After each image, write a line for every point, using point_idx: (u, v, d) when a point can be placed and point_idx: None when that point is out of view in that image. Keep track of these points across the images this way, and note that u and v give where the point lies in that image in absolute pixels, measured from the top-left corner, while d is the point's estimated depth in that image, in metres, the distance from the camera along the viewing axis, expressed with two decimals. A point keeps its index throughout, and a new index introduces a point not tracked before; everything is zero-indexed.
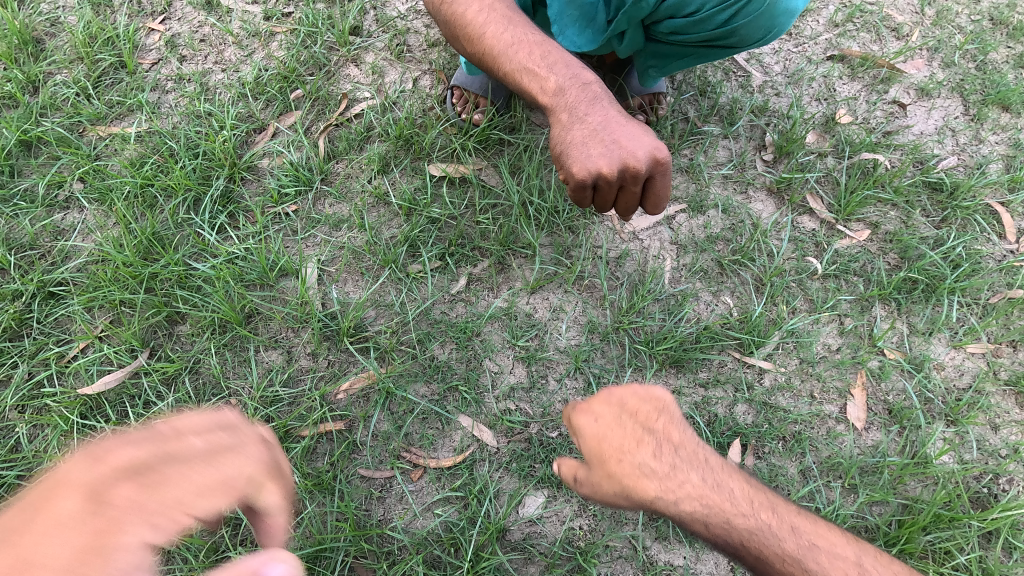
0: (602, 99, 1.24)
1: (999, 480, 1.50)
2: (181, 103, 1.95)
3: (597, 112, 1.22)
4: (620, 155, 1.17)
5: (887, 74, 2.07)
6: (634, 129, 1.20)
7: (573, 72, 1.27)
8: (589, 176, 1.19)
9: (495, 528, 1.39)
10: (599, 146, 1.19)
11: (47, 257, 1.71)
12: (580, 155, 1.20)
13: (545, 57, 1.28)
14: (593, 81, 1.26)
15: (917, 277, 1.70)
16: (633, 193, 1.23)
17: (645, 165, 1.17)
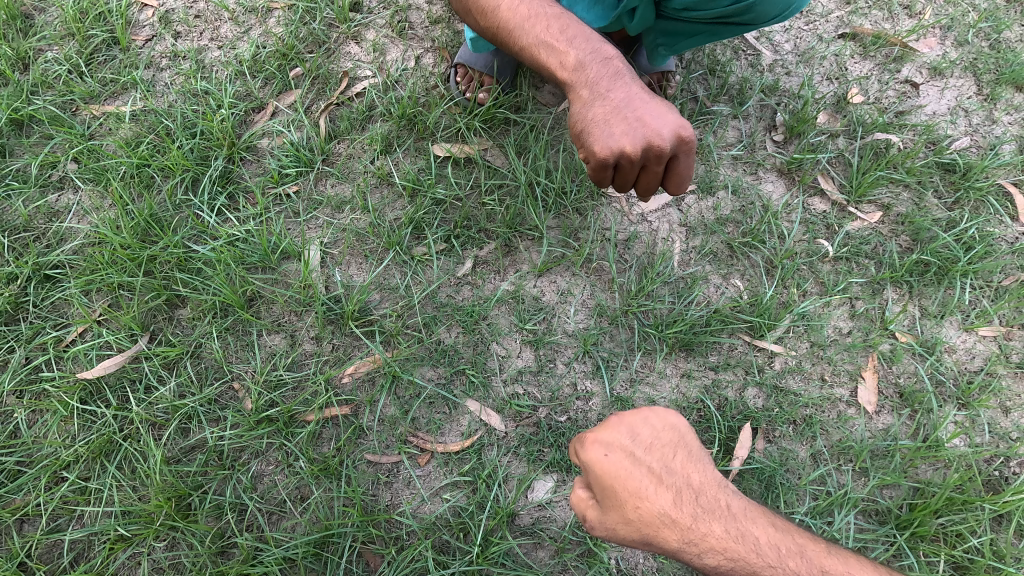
0: (624, 74, 1.20)
1: (1010, 463, 1.49)
2: (178, 81, 1.89)
3: (619, 88, 1.18)
4: (644, 133, 1.13)
5: (900, 53, 2.02)
6: (657, 106, 1.16)
7: (593, 46, 1.22)
8: (611, 155, 1.15)
9: (504, 513, 1.37)
10: (622, 124, 1.15)
11: (42, 239, 1.66)
12: (602, 133, 1.16)
13: (564, 30, 1.24)
14: (615, 56, 1.22)
15: (930, 260, 1.67)
16: (656, 174, 1.19)
17: (670, 145, 1.13)
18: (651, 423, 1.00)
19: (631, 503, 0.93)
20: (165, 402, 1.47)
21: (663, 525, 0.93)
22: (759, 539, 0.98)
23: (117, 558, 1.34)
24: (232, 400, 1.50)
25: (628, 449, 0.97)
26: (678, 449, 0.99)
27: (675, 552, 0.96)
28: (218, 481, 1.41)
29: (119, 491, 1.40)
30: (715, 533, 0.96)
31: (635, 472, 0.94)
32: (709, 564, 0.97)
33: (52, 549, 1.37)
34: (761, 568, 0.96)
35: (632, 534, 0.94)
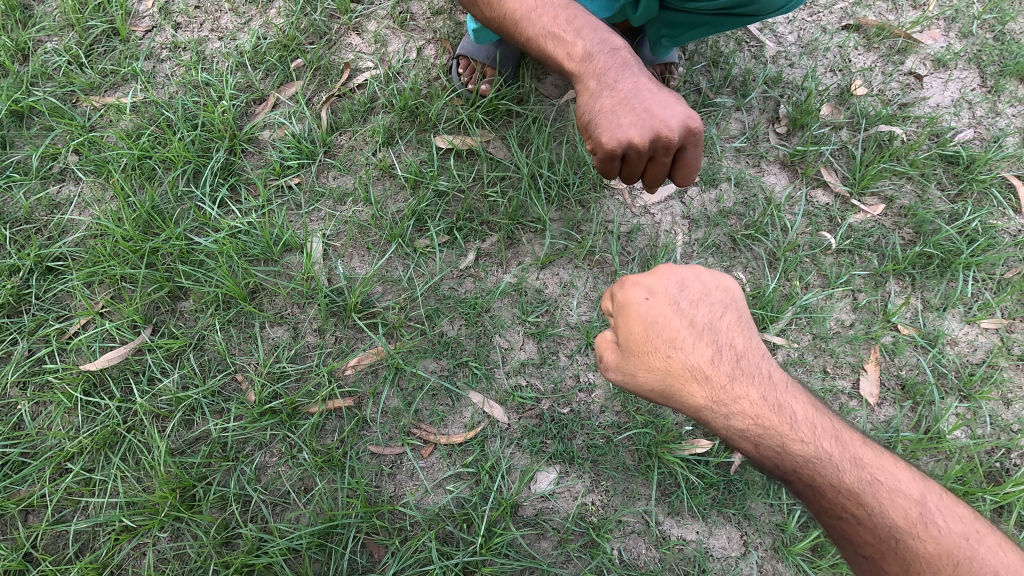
0: (631, 66, 1.19)
1: (1011, 455, 1.50)
2: (178, 72, 1.88)
3: (627, 79, 1.18)
4: (651, 124, 1.13)
5: (904, 45, 2.01)
6: (665, 97, 1.15)
7: (600, 37, 1.22)
8: (619, 146, 1.15)
9: (508, 504, 1.38)
10: (629, 115, 1.14)
11: (44, 231, 1.66)
12: (609, 124, 1.15)
13: (571, 21, 1.24)
14: (622, 46, 1.22)
15: (933, 252, 1.67)
16: (663, 165, 1.19)
17: (678, 136, 1.13)
18: (703, 280, 0.97)
19: (663, 349, 0.94)
20: (168, 393, 1.47)
21: (692, 377, 0.93)
22: (793, 413, 0.95)
23: (122, 548, 1.35)
24: (235, 392, 1.50)
25: (671, 297, 0.96)
26: (727, 311, 0.97)
27: (699, 410, 0.94)
28: (223, 472, 1.42)
29: (124, 482, 1.41)
30: (750, 398, 0.94)
31: (674, 321, 0.95)
32: (734, 428, 0.94)
33: (57, 540, 1.37)
34: (788, 439, 0.93)
35: (657, 383, 0.94)
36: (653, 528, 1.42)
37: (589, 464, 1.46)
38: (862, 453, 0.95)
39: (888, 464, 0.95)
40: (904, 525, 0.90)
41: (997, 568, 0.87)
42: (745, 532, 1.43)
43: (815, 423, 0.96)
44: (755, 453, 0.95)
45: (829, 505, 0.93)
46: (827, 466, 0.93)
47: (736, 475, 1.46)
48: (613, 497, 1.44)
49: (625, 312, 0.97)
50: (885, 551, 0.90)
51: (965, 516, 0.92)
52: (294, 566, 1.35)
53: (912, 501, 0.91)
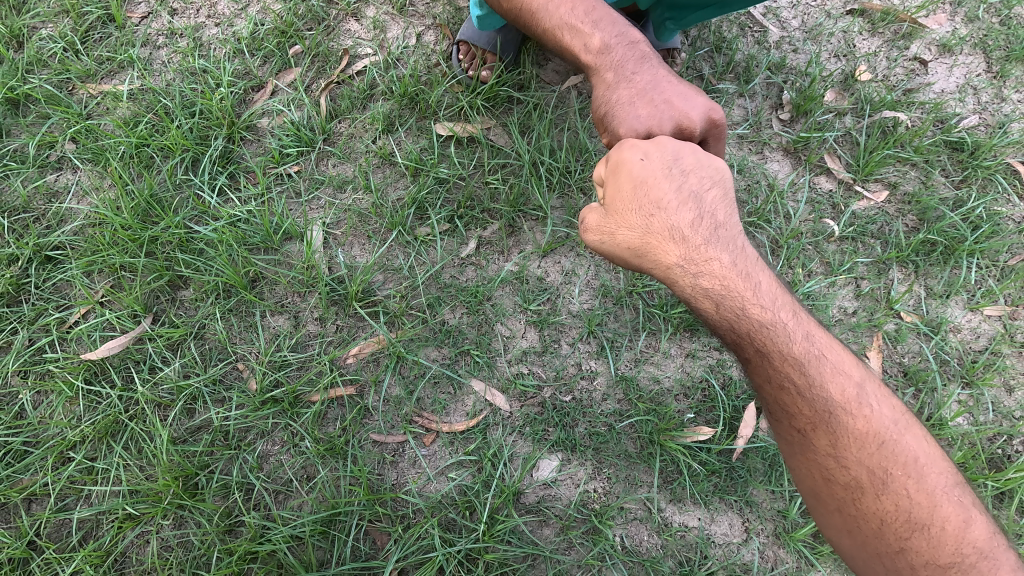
0: (650, 59, 1.21)
1: (1013, 442, 1.50)
2: (174, 59, 1.86)
3: (645, 71, 1.19)
4: (671, 115, 1.12)
5: (909, 29, 1.98)
6: (686, 91, 1.15)
7: (619, 30, 1.25)
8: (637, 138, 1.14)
9: (510, 491, 1.38)
10: (647, 106, 1.15)
11: (42, 220, 1.65)
12: (628, 115, 1.15)
13: (589, 13, 1.26)
14: (640, 40, 1.24)
15: (936, 239, 1.66)
16: None
17: (700, 127, 1.12)
18: (697, 155, 1.05)
19: (647, 209, 1.02)
20: (169, 382, 1.47)
21: (670, 236, 1.00)
22: (758, 282, 1.02)
23: (125, 536, 1.35)
24: (237, 380, 1.50)
25: (664, 164, 1.03)
26: (713, 186, 1.03)
27: (668, 268, 1.02)
28: (225, 461, 1.42)
29: (126, 471, 1.41)
30: (720, 261, 1.00)
31: (664, 184, 1.01)
32: (699, 286, 1.01)
33: (60, 528, 1.37)
34: (748, 304, 1.00)
35: (635, 240, 1.02)
36: (655, 515, 1.42)
37: (591, 452, 1.46)
38: (814, 332, 1.02)
39: (836, 348, 1.02)
40: (839, 402, 0.97)
41: (917, 453, 0.96)
42: (747, 518, 1.43)
43: (776, 295, 1.02)
44: (715, 315, 1.02)
45: (773, 373, 1.00)
46: (780, 332, 1.00)
47: (738, 462, 1.47)
48: (616, 485, 1.44)
49: (620, 170, 1.06)
50: (817, 423, 0.98)
51: (897, 407, 1.00)
52: (297, 554, 1.36)
53: (851, 382, 0.99)
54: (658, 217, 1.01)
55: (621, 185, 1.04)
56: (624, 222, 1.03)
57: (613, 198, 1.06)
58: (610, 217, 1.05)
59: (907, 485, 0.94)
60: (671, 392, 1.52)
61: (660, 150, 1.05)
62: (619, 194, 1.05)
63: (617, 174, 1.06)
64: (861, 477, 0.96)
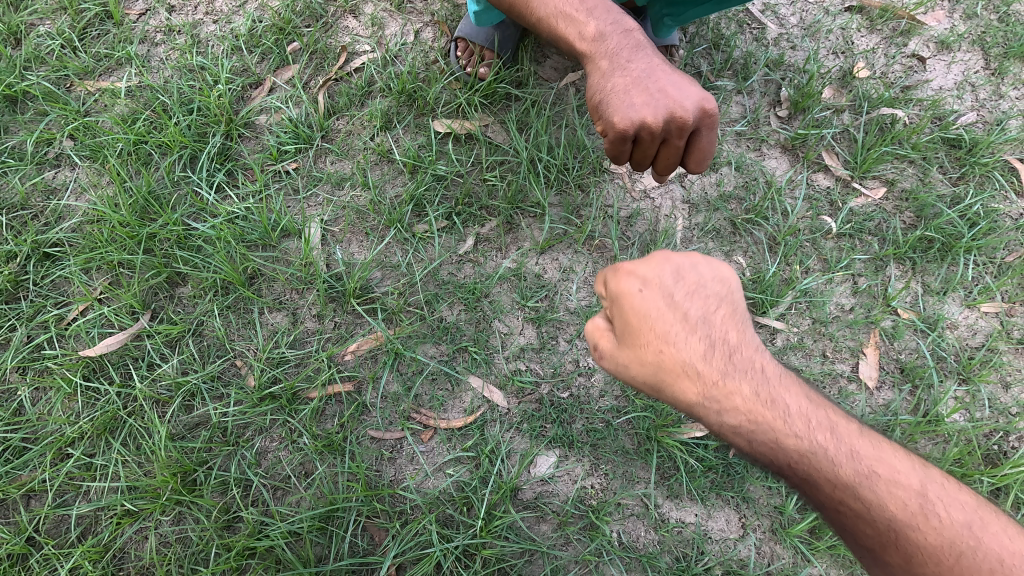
0: (644, 47, 1.21)
1: (1010, 438, 1.51)
2: (172, 56, 1.86)
3: (640, 59, 1.19)
4: (666, 104, 1.13)
5: (907, 26, 1.98)
6: (680, 80, 1.16)
7: (613, 18, 1.25)
8: (631, 126, 1.14)
9: (507, 487, 1.39)
10: (642, 94, 1.15)
11: (40, 217, 1.65)
12: (622, 103, 1.15)
13: (584, 1, 1.26)
14: (635, 28, 1.24)
15: (934, 236, 1.66)
16: (677, 148, 1.18)
17: (693, 117, 1.13)
18: (699, 270, 0.89)
19: (655, 347, 0.86)
20: (168, 379, 1.47)
21: (685, 375, 0.86)
22: (787, 408, 0.90)
23: (124, 532, 1.36)
24: (235, 377, 1.50)
25: (665, 289, 0.87)
26: (723, 305, 0.89)
27: (690, 406, 0.88)
28: (223, 457, 1.42)
29: (125, 467, 1.41)
30: (744, 393, 0.88)
31: (668, 315, 0.86)
32: (727, 423, 0.88)
33: (59, 524, 1.38)
34: (783, 436, 0.88)
35: (648, 378, 0.87)
36: (652, 511, 1.42)
37: (588, 448, 1.46)
38: (858, 447, 0.89)
39: (885, 455, 0.89)
40: (904, 518, 0.85)
41: (1002, 553, 0.82)
42: (744, 514, 1.44)
43: (809, 415, 0.90)
44: (750, 449, 0.90)
45: (826, 500, 0.89)
46: (822, 459, 0.88)
47: (735, 458, 1.47)
48: (613, 481, 1.44)
49: (617, 302, 0.89)
50: (886, 544, 0.86)
51: (968, 504, 0.87)
52: (295, 549, 1.36)
53: (911, 492, 0.86)
54: (672, 358, 0.86)
55: (625, 321, 0.89)
56: (635, 370, 0.88)
57: (618, 336, 0.90)
58: (618, 362, 0.90)
59: None
60: None
61: (659, 274, 0.88)
62: (623, 331, 0.89)
63: (616, 306, 0.89)
64: None
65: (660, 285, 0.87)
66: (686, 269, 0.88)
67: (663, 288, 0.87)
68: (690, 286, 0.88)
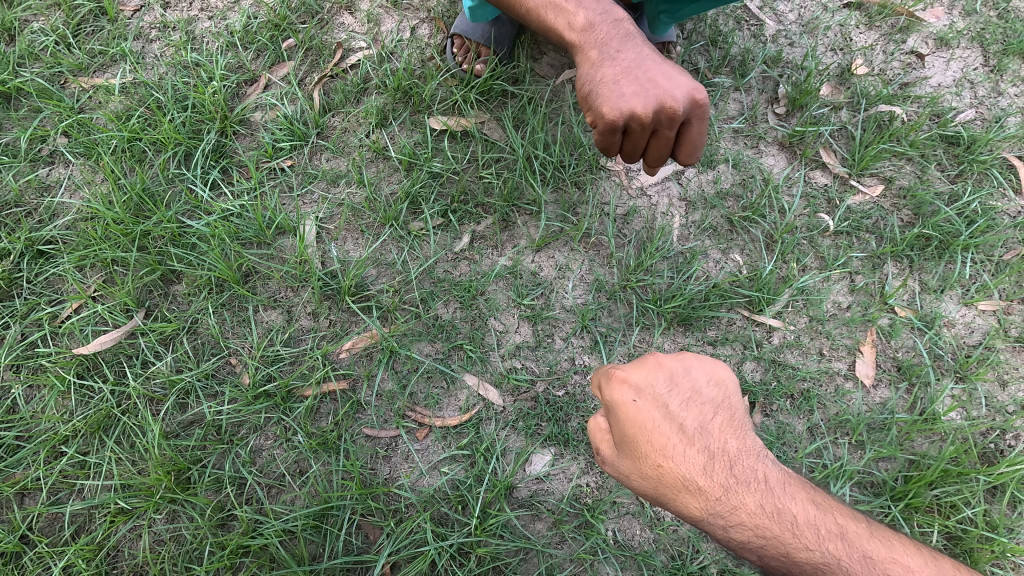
0: (634, 36, 1.20)
1: (1006, 436, 1.50)
2: (167, 52, 1.85)
3: (630, 48, 1.18)
4: (655, 94, 1.12)
5: (907, 23, 1.97)
6: (670, 70, 1.15)
7: (602, 7, 1.24)
8: (621, 117, 1.14)
9: (502, 486, 1.38)
10: (632, 84, 1.14)
11: (34, 214, 1.64)
12: (611, 93, 1.15)
13: None
14: (625, 17, 1.23)
15: (931, 234, 1.66)
16: (667, 139, 1.17)
17: (682, 108, 1.12)
18: (692, 375, 0.97)
19: (653, 458, 0.93)
20: (162, 377, 1.47)
21: (685, 489, 0.92)
22: (794, 518, 0.93)
23: (118, 530, 1.36)
24: (230, 375, 1.50)
25: (659, 398, 0.94)
26: (718, 413, 0.96)
27: (695, 518, 0.94)
28: (217, 455, 1.42)
29: (119, 465, 1.41)
30: (748, 506, 0.92)
31: (664, 428, 0.93)
32: (733, 537, 0.93)
33: (53, 522, 1.38)
34: (792, 547, 0.91)
35: (650, 489, 0.94)
36: (648, 510, 1.42)
37: (584, 446, 1.46)
38: (871, 550, 0.91)
39: (899, 554, 0.91)
40: None
41: None
42: None
43: (817, 524, 0.93)
44: (764, 562, 0.94)
45: None
46: (836, 571, 0.89)
47: None
48: (609, 479, 1.44)
49: (613, 412, 0.97)
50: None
51: None
52: (289, 548, 1.36)
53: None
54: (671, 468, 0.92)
55: (624, 433, 0.95)
56: (639, 480, 0.95)
57: (620, 447, 0.97)
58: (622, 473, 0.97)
59: None
60: None
61: (652, 383, 0.95)
62: (623, 443, 0.96)
63: (614, 417, 0.97)
64: None
65: (655, 393, 0.95)
66: (679, 376, 0.96)
67: (658, 399, 0.94)
68: (685, 391, 0.96)
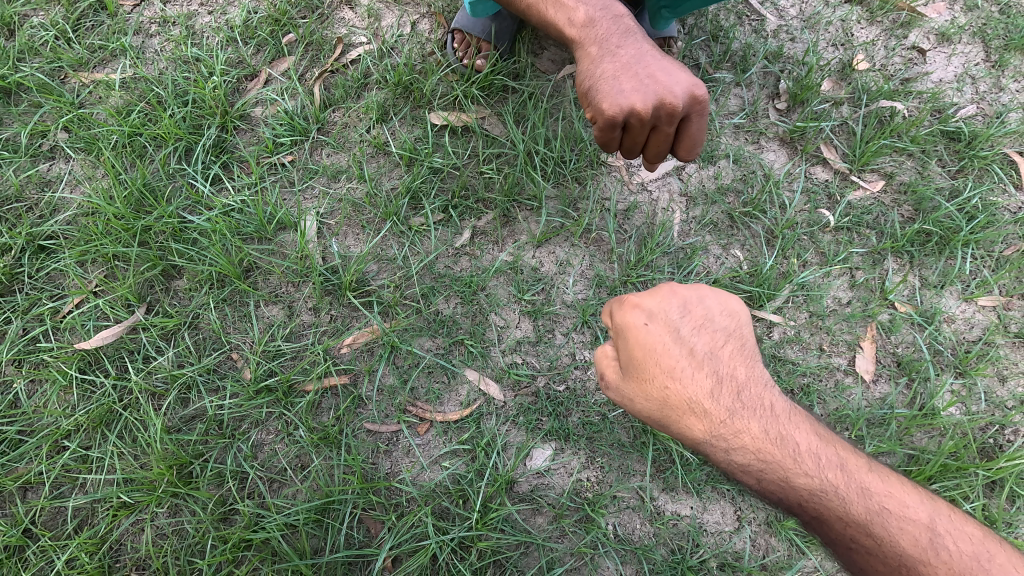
0: (634, 33, 1.20)
1: (1005, 431, 1.51)
2: (167, 47, 1.85)
3: (629, 44, 1.18)
4: (655, 90, 1.11)
5: (908, 18, 1.97)
6: (670, 66, 1.14)
7: (602, 4, 1.25)
8: (620, 113, 1.13)
9: (503, 480, 1.39)
10: (632, 80, 1.13)
11: (35, 210, 1.64)
12: (611, 89, 1.14)
13: None
14: (625, 14, 1.23)
15: (932, 230, 1.66)
16: (667, 135, 1.17)
17: (682, 103, 1.11)
18: (705, 303, 0.98)
19: (661, 380, 0.95)
20: (164, 371, 1.47)
21: (690, 410, 0.95)
22: (796, 445, 0.96)
23: (120, 524, 1.36)
24: (231, 370, 1.50)
25: (670, 322, 0.96)
26: (728, 340, 0.98)
27: (697, 441, 0.97)
28: (219, 450, 1.43)
29: (121, 459, 1.41)
30: (752, 431, 0.95)
31: (673, 350, 0.95)
32: (734, 460, 0.96)
33: (56, 516, 1.38)
34: (791, 473, 0.95)
35: (653, 410, 0.96)
36: (648, 504, 1.43)
37: (584, 441, 1.46)
38: (868, 482, 0.94)
39: (896, 489, 0.94)
40: (914, 554, 0.89)
41: None
42: (740, 507, 1.44)
43: (819, 453, 0.96)
44: (760, 487, 0.98)
45: (838, 537, 0.94)
46: (832, 498, 0.93)
47: None
48: (609, 473, 1.45)
49: (624, 333, 0.98)
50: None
51: (984, 541, 0.90)
52: (291, 542, 1.37)
53: (921, 527, 0.90)
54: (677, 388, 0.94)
55: (631, 355, 0.97)
56: (642, 402, 0.97)
57: (628, 366, 0.98)
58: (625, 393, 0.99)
59: None
60: None
61: (665, 307, 0.97)
62: (629, 364, 0.98)
63: (622, 338, 0.98)
64: None
65: (665, 317, 0.96)
66: (692, 303, 0.98)
67: (667, 323, 0.96)
68: (696, 318, 0.97)
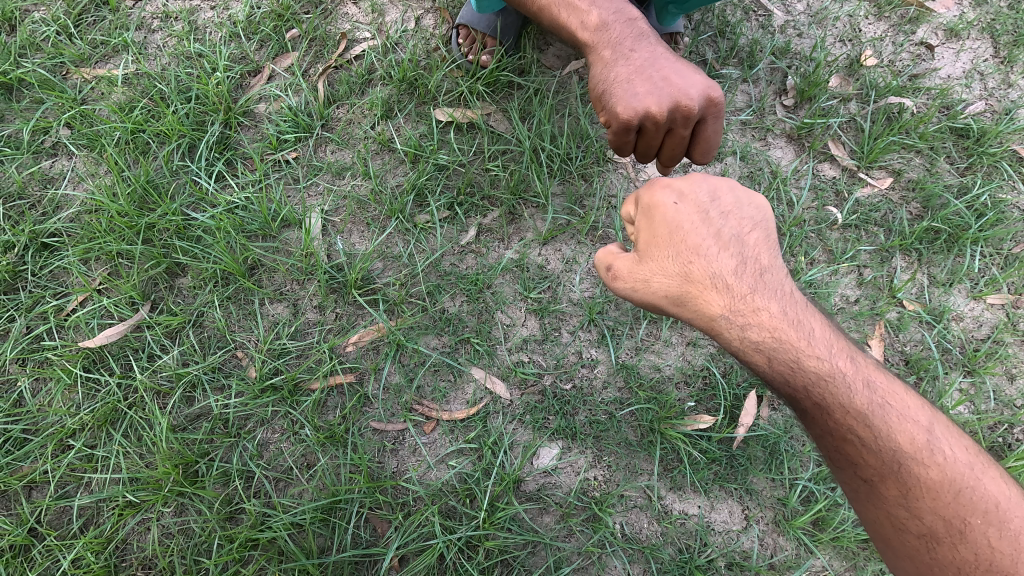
0: (647, 36, 1.19)
1: (1014, 430, 1.50)
2: (169, 43, 1.83)
3: (643, 48, 1.17)
4: (670, 93, 1.10)
5: (916, 13, 1.95)
6: (684, 68, 1.13)
7: (615, 7, 1.23)
8: (635, 117, 1.12)
9: (510, 479, 1.38)
10: (646, 83, 1.12)
11: (38, 207, 1.63)
12: (625, 93, 1.13)
13: None
14: (638, 17, 1.22)
15: (941, 227, 1.65)
16: (682, 138, 1.16)
17: (698, 105, 1.10)
18: (735, 193, 0.98)
19: (683, 255, 0.95)
20: (168, 370, 1.46)
21: (711, 284, 0.94)
22: (812, 331, 0.96)
23: (126, 523, 1.36)
24: (236, 368, 1.49)
25: (700, 204, 0.97)
26: (755, 228, 0.97)
27: (712, 319, 0.95)
28: (225, 449, 1.42)
29: (126, 458, 1.41)
30: (771, 311, 0.94)
31: (700, 229, 0.96)
32: (748, 338, 0.94)
33: (61, 516, 1.37)
34: (803, 355, 0.94)
35: (673, 287, 0.95)
36: (655, 503, 1.42)
37: (591, 439, 1.46)
38: (875, 377, 0.95)
39: (901, 392, 0.95)
40: (908, 449, 0.91)
41: (999, 499, 0.89)
42: (747, 506, 1.43)
43: (835, 344, 0.96)
44: (768, 370, 0.96)
45: (836, 427, 0.94)
46: (840, 384, 0.93)
47: (739, 451, 1.46)
48: (616, 472, 1.44)
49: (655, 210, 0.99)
50: (887, 475, 0.92)
51: (972, 451, 0.94)
52: (297, 541, 1.36)
53: (920, 428, 0.92)
54: (698, 263, 0.94)
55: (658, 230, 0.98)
56: (660, 280, 0.96)
57: (652, 241, 0.98)
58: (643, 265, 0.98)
59: (989, 534, 0.87)
60: (672, 380, 1.51)
61: (696, 190, 0.98)
62: (654, 239, 0.98)
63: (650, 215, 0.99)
64: (937, 527, 0.89)
65: (696, 200, 0.98)
66: (724, 191, 0.98)
67: (694, 206, 0.97)
68: (725, 204, 0.97)
